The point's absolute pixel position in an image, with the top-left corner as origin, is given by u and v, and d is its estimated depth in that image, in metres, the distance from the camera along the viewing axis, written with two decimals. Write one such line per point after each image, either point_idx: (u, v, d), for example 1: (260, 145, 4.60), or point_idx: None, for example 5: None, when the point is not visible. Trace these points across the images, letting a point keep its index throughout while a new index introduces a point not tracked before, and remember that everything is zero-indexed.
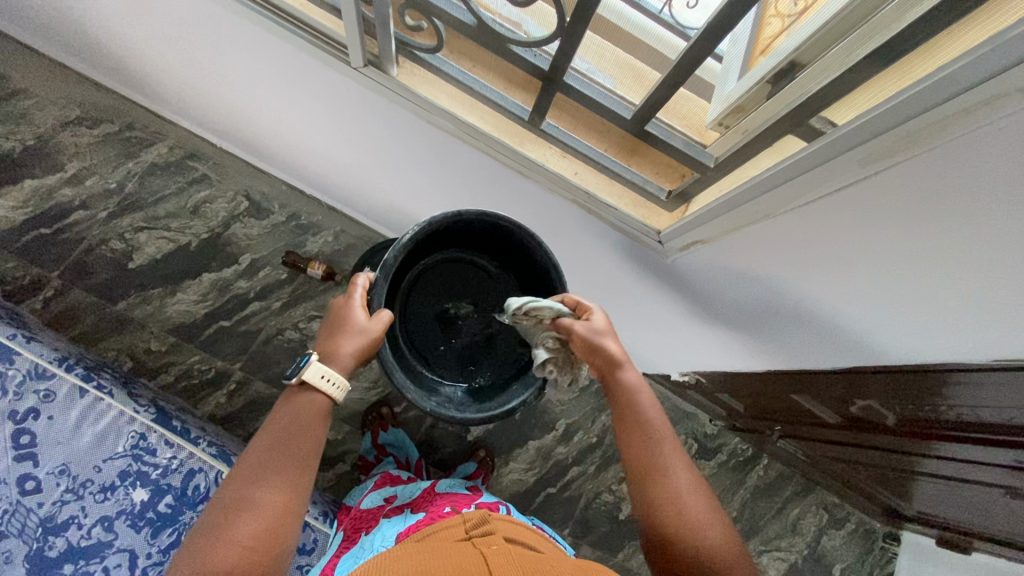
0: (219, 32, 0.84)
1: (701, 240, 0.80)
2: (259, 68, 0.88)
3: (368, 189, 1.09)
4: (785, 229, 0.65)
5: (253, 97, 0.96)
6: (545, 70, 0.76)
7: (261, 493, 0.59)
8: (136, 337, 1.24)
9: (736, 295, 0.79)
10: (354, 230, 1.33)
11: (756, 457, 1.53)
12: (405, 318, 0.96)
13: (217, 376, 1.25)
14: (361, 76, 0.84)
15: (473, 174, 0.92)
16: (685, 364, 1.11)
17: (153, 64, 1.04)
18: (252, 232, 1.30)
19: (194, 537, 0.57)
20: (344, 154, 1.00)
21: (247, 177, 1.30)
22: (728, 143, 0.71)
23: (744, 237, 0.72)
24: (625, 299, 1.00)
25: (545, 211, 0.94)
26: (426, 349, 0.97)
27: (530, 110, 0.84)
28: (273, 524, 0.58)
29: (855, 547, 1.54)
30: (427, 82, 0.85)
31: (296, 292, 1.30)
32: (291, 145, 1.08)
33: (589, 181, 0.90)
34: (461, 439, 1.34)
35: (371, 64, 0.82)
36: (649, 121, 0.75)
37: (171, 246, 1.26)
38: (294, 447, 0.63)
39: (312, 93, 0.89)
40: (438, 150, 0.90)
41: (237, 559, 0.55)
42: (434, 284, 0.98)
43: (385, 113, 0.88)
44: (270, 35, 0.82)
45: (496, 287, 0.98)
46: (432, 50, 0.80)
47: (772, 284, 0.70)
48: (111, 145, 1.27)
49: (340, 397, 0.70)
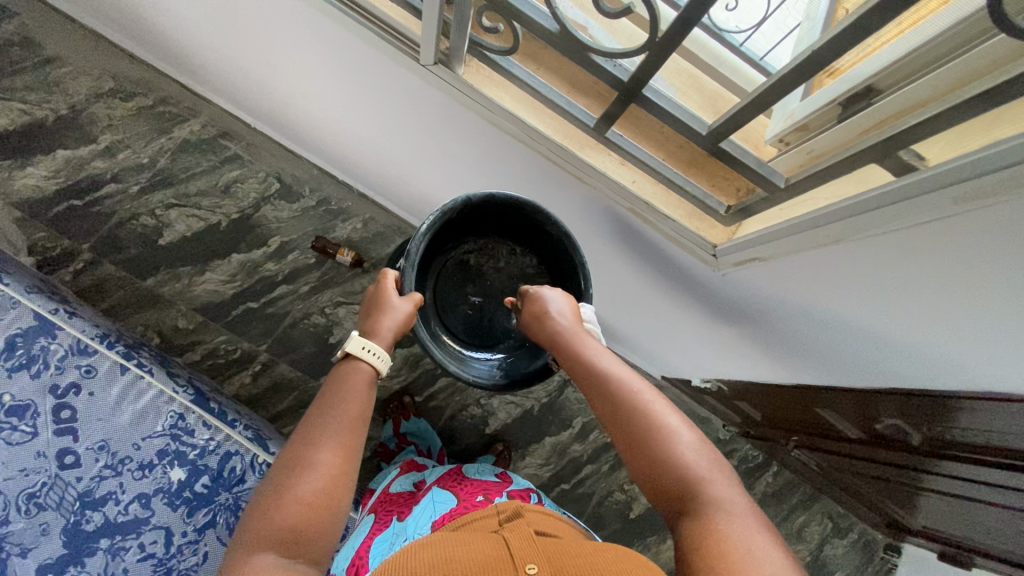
0: (283, 20, 0.83)
1: (757, 254, 0.77)
2: (321, 58, 0.87)
3: (407, 177, 1.09)
4: (852, 254, 0.63)
5: (305, 84, 0.95)
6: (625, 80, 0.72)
7: (319, 455, 0.63)
8: (164, 315, 1.23)
9: (779, 316, 0.79)
10: (383, 219, 1.34)
11: (766, 464, 1.55)
12: (432, 291, 1.00)
13: (242, 357, 1.26)
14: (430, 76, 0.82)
15: (525, 175, 0.93)
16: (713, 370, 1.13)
17: (197, 42, 1.04)
18: (282, 215, 1.30)
19: (259, 502, 0.60)
20: (389, 146, 1.01)
21: (280, 159, 1.30)
22: (794, 161, 0.70)
23: (806, 260, 0.70)
24: (660, 305, 1.01)
25: (591, 216, 0.94)
26: (454, 320, 1.00)
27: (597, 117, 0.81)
28: (329, 484, 0.61)
29: (856, 556, 1.57)
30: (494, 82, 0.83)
31: (324, 277, 1.30)
32: (334, 133, 1.08)
33: (647, 191, 0.86)
34: (480, 431, 1.35)
35: (440, 63, 0.79)
36: (725, 139, 0.73)
37: (202, 224, 1.26)
38: (345, 416, 0.68)
39: (368, 86, 0.89)
40: (491, 152, 0.91)
41: (301, 514, 0.58)
42: (459, 264, 1.01)
43: (446, 113, 0.88)
44: (337, 28, 0.80)
45: (521, 263, 1.02)
46: (503, 51, 0.78)
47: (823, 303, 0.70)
48: (144, 119, 1.26)
49: (382, 369, 0.76)
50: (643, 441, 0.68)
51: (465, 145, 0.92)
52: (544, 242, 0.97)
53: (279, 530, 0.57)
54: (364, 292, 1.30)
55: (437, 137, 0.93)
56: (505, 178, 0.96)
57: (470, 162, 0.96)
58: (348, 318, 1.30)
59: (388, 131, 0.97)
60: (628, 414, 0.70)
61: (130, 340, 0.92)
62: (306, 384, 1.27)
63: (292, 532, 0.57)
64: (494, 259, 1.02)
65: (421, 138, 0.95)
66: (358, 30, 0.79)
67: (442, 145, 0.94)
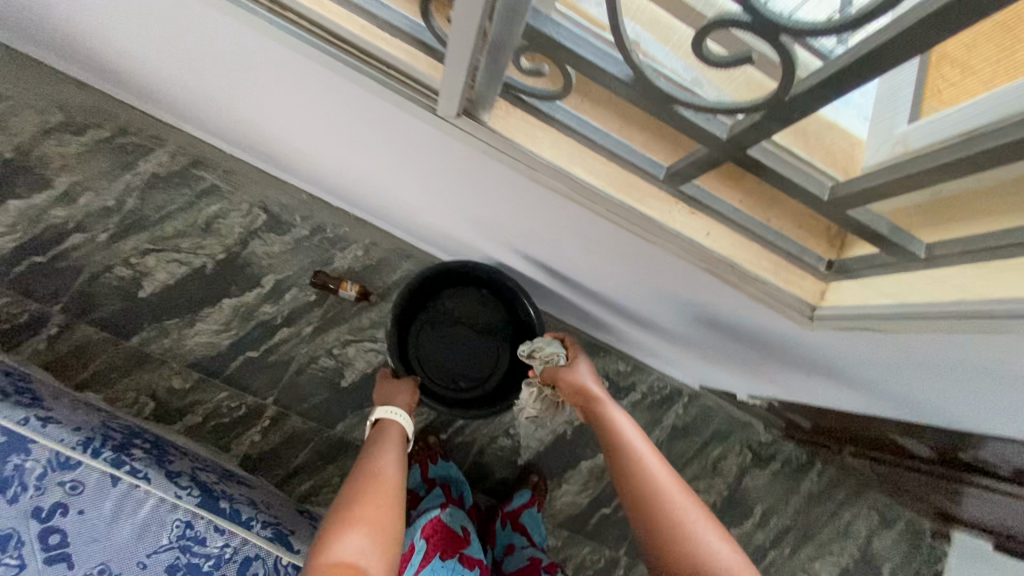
0: (236, 54, 0.61)
1: (879, 324, 0.49)
2: (294, 97, 0.67)
3: (415, 212, 0.96)
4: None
5: (285, 115, 0.76)
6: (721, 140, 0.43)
7: (378, 472, 0.75)
8: (155, 376, 1.11)
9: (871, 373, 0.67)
10: (386, 243, 1.19)
11: (811, 463, 1.47)
12: (418, 352, 1.05)
13: (248, 413, 1.14)
14: (426, 131, 0.57)
15: (561, 242, 0.72)
16: (779, 388, 1.01)
17: (145, 69, 0.88)
18: (272, 250, 1.16)
19: (333, 510, 0.70)
20: (396, 182, 0.83)
21: (265, 187, 1.15)
22: (924, 204, 0.43)
23: (940, 343, 0.47)
24: (713, 342, 0.88)
25: (632, 278, 0.74)
26: (443, 373, 1.06)
27: (668, 166, 0.51)
28: (389, 491, 0.72)
29: (904, 546, 1.52)
30: (529, 129, 0.53)
31: (327, 315, 1.17)
32: (324, 165, 0.94)
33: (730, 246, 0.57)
34: (512, 462, 1.27)
35: (466, 112, 0.51)
36: (858, 205, 0.45)
37: (184, 270, 1.13)
38: (392, 454, 0.80)
39: (362, 133, 0.68)
40: (523, 217, 0.69)
41: (375, 508, 0.68)
42: (438, 315, 1.06)
43: (460, 176, 0.66)
44: (309, 75, 0.58)
45: (493, 310, 1.07)
46: (550, 97, 0.47)
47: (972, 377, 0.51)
48: (103, 155, 1.11)
49: (407, 428, 0.88)
50: (654, 526, 0.60)
51: (493, 207, 0.72)
52: (509, 293, 1.03)
53: (357, 520, 0.66)
54: (374, 327, 1.18)
55: (454, 190, 0.72)
56: (539, 238, 0.75)
57: (498, 217, 0.75)
58: (359, 358, 1.17)
59: (392, 172, 0.78)
60: (640, 491, 0.62)
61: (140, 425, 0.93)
62: (321, 434, 1.16)
63: (368, 522, 0.67)
64: (471, 307, 1.07)
65: (433, 187, 0.75)
66: (336, 82, 0.55)
67: (460, 197, 0.74)
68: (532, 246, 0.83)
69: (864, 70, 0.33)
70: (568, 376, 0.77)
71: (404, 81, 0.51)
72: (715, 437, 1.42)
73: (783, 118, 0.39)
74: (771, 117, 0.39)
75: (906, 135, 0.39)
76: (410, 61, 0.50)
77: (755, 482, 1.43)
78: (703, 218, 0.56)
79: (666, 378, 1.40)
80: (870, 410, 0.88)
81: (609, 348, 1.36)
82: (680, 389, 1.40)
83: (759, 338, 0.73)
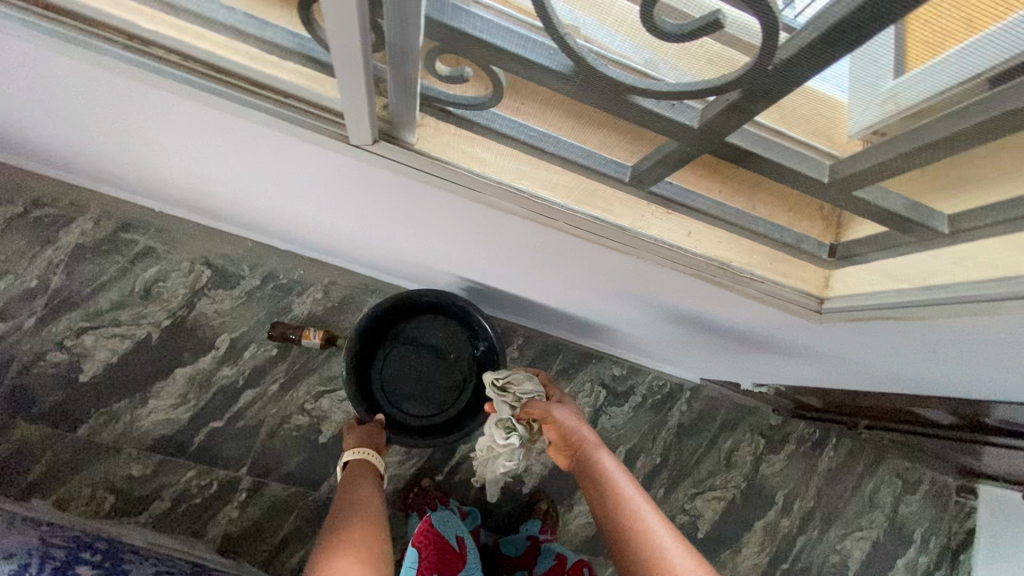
0: (115, 104, 0.52)
1: (901, 314, 0.43)
2: (197, 143, 0.58)
3: (366, 246, 0.87)
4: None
5: (196, 163, 0.67)
6: (692, 128, 0.35)
7: (360, 507, 0.72)
8: (112, 464, 1.01)
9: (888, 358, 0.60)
10: (346, 281, 1.10)
11: (825, 439, 1.41)
12: (386, 395, 0.96)
13: (222, 488, 1.04)
14: (348, 161, 0.48)
15: (523, 262, 0.64)
16: (787, 373, 0.95)
17: (39, 135, 0.78)
18: (223, 306, 1.06)
19: (322, 540, 0.65)
20: (336, 219, 0.75)
21: (204, 240, 1.05)
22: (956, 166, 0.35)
23: (987, 326, 0.39)
24: (709, 340, 0.81)
25: (609, 288, 0.66)
26: (418, 408, 0.97)
27: (632, 167, 0.43)
28: (374, 524, 0.69)
29: (932, 508, 1.47)
30: (466, 147, 0.45)
31: (293, 369, 1.08)
32: (258, 210, 0.84)
33: (716, 246, 0.49)
34: (517, 492, 1.18)
35: (384, 135, 0.43)
36: (863, 183, 0.37)
37: (128, 344, 1.02)
38: (366, 491, 0.77)
39: (279, 172, 0.59)
40: (476, 240, 0.61)
41: (364, 536, 0.65)
42: (396, 351, 0.97)
43: (398, 206, 0.57)
44: (199, 117, 0.49)
45: (449, 329, 0.98)
46: (479, 104, 0.39)
47: (1017, 354, 0.44)
48: (18, 232, 1.00)
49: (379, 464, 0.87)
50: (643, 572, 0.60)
51: (441, 232, 0.63)
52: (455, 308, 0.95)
53: (351, 545, 0.62)
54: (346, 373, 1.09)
55: (395, 220, 0.64)
56: (498, 259, 0.67)
57: (448, 242, 0.67)
58: (335, 409, 1.08)
59: (328, 208, 0.70)
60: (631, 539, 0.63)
61: (83, 539, 0.82)
62: (305, 499, 1.06)
63: (361, 546, 0.62)
64: (426, 334, 0.98)
65: (373, 217, 0.67)
66: (233, 120, 0.47)
67: (404, 226, 0.66)
68: (494, 269, 0.74)
69: (862, 22, 0.26)
70: (559, 417, 0.75)
71: (308, 110, 0.43)
72: (725, 429, 1.35)
73: (766, 95, 0.31)
74: (751, 96, 0.32)
75: (895, 92, 0.31)
76: (309, 86, 0.41)
77: (772, 469, 1.37)
78: (680, 217, 0.48)
79: (664, 375, 1.33)
80: (885, 386, 0.81)
81: (601, 354, 1.29)
82: (681, 385, 1.33)
83: (760, 333, 0.66)
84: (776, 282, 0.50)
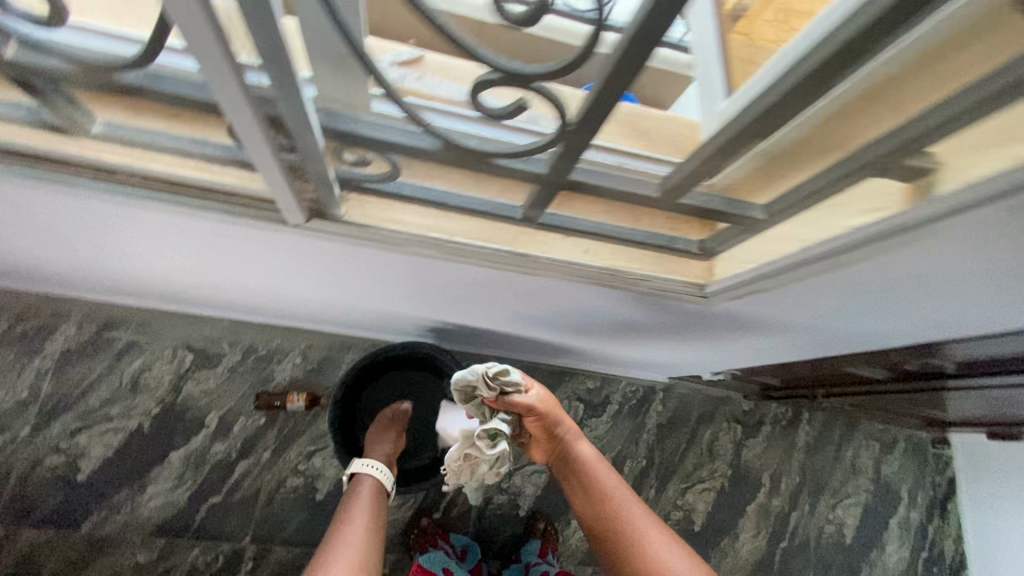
0: (87, 222, 0.61)
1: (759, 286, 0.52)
2: (162, 243, 0.66)
3: (331, 306, 0.95)
4: (931, 252, 0.39)
5: (165, 259, 0.75)
6: (544, 175, 0.45)
7: (355, 530, 0.70)
8: (118, 556, 1.04)
9: (788, 326, 0.70)
10: (322, 343, 1.18)
11: (799, 415, 1.49)
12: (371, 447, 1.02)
13: (228, 561, 1.07)
14: (291, 237, 0.57)
15: (464, 296, 0.73)
16: (734, 357, 1.03)
17: (18, 257, 0.85)
18: (208, 386, 1.12)
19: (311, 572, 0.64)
20: (298, 287, 0.83)
21: (183, 327, 1.13)
22: (759, 167, 0.46)
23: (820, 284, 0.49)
24: (651, 338, 0.90)
25: (543, 306, 0.75)
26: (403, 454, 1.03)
27: (521, 205, 0.52)
28: (364, 555, 0.67)
29: (912, 464, 1.55)
30: (386, 211, 0.54)
31: (283, 434, 1.14)
32: (228, 290, 0.92)
33: (611, 257, 0.59)
34: (514, 515, 1.23)
35: (314, 213, 0.52)
36: (687, 193, 0.47)
37: (122, 436, 1.08)
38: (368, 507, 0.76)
39: (238, 255, 0.68)
40: (417, 284, 0.70)
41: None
42: (375, 404, 1.04)
43: (344, 267, 0.66)
44: (161, 221, 0.58)
45: (420, 375, 1.05)
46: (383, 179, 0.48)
47: (861, 303, 0.54)
48: (5, 349, 1.06)
49: (386, 480, 0.84)
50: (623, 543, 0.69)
51: (387, 283, 0.72)
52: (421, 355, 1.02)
53: None
54: None
55: (346, 279, 0.72)
56: (443, 297, 0.76)
57: (396, 290, 0.76)
58: (328, 465, 1.13)
59: (288, 279, 0.78)
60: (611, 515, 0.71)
61: None
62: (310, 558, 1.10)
63: None
64: (399, 383, 1.05)
65: (328, 280, 0.75)
66: (188, 220, 0.56)
67: (356, 283, 0.75)
68: (445, 307, 0.83)
69: None
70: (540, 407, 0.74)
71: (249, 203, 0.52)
72: (702, 422, 1.42)
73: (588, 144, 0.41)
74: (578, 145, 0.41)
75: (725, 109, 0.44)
76: (246, 184, 0.50)
77: (754, 452, 1.44)
78: (576, 238, 0.58)
79: (636, 380, 1.40)
80: (813, 353, 0.90)
81: (573, 371, 1.36)
82: (654, 387, 1.41)
83: (682, 322, 0.75)
84: (667, 279, 0.60)
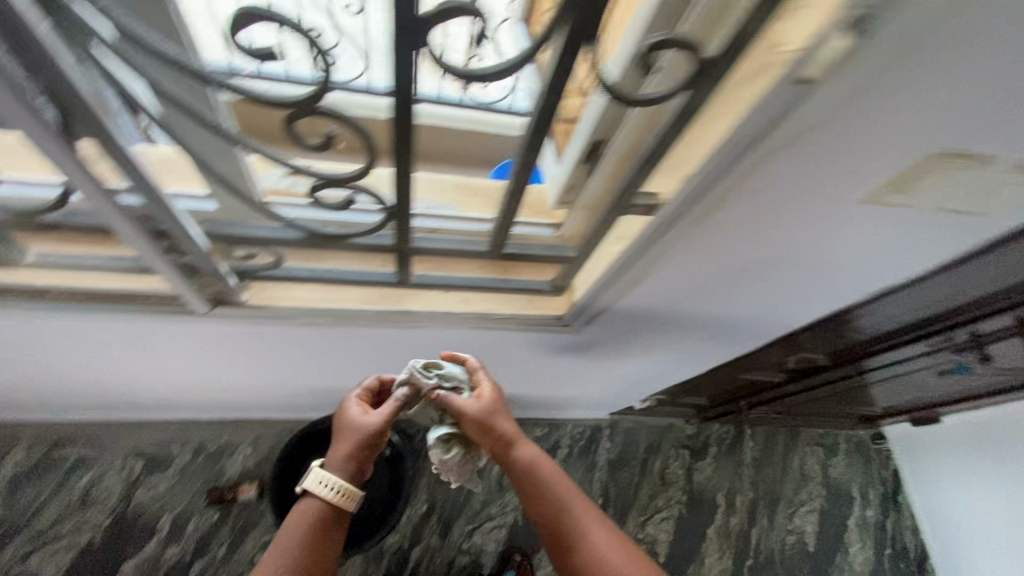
0: (25, 339, 0.69)
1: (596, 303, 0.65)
2: (96, 350, 0.75)
3: (268, 390, 1.02)
4: (684, 251, 0.53)
5: (102, 366, 0.83)
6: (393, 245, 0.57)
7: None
8: None
9: (657, 339, 0.82)
10: (270, 430, 1.23)
11: (741, 432, 1.57)
12: None
13: None
14: (205, 325, 0.67)
15: (376, 357, 0.83)
16: (649, 381, 1.14)
17: None
18: (159, 489, 1.15)
19: None
20: (230, 375, 0.91)
21: (132, 435, 1.17)
22: (581, 217, 0.59)
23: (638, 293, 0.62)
24: (562, 373, 1.00)
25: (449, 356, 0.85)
26: None
27: (393, 270, 0.64)
28: None
29: (858, 462, 1.63)
30: (283, 291, 0.65)
31: (237, 526, 1.15)
32: (170, 390, 0.99)
33: (482, 303, 0.70)
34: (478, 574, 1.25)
35: (218, 301, 0.63)
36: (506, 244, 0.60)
37: (72, 554, 1.08)
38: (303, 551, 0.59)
39: (166, 351, 0.76)
40: (329, 352, 0.79)
41: None
42: None
43: (261, 346, 0.76)
44: (89, 329, 0.67)
45: None
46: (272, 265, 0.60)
47: (684, 305, 0.67)
48: None
49: (348, 502, 0.62)
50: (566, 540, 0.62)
51: (305, 356, 0.81)
52: None
53: None
54: None
55: (268, 358, 0.81)
56: (360, 361, 0.85)
57: (316, 362, 0.85)
58: None
59: (219, 368, 0.86)
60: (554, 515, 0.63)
61: None
62: None
63: None
64: None
65: (254, 363, 0.84)
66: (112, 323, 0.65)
67: (279, 361, 0.83)
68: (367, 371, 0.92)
69: None
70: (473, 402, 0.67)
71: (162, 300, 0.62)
72: (651, 452, 1.49)
73: None
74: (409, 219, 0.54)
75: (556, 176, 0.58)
76: (156, 286, 0.61)
77: (705, 474, 1.50)
78: (449, 291, 0.69)
79: (582, 421, 1.47)
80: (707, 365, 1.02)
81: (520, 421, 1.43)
82: (599, 425, 1.48)
83: (573, 351, 0.86)
84: (533, 314, 0.71)
